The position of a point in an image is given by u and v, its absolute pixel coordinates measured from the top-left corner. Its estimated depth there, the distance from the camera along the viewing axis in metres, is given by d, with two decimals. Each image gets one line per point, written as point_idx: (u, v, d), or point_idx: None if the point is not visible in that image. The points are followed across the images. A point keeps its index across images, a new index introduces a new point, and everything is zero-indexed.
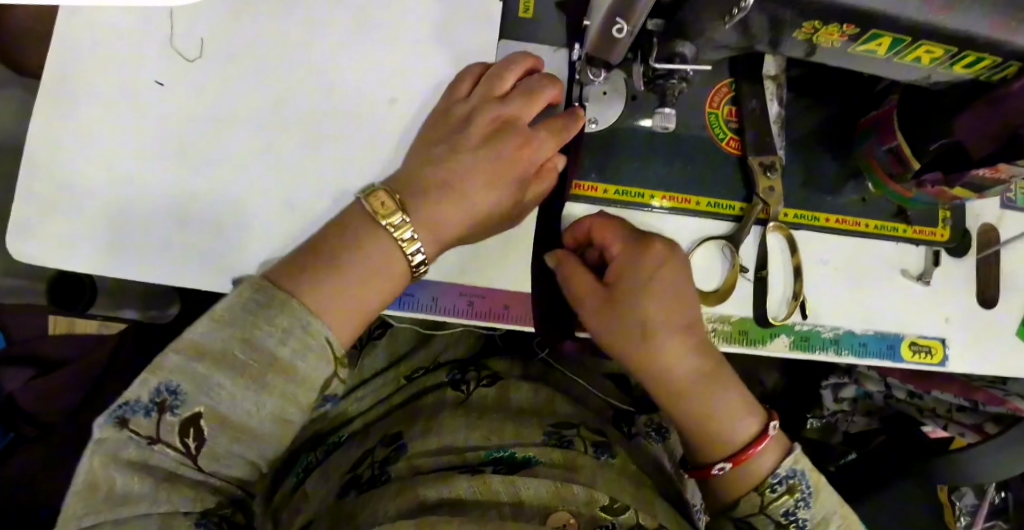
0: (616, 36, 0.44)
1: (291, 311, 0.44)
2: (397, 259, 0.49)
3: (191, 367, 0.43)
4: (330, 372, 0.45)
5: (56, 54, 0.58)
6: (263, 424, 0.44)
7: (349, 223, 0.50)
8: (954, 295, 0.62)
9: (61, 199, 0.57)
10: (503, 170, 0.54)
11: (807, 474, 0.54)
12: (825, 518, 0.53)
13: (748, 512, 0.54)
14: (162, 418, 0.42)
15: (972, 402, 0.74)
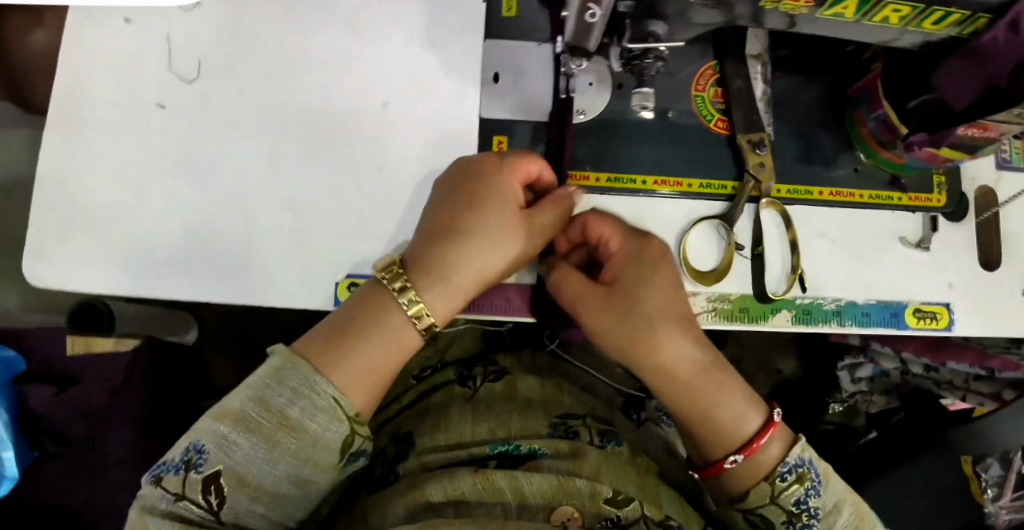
0: (589, 21, 0.45)
1: (303, 374, 0.47)
2: (406, 331, 0.51)
3: (218, 427, 0.46)
4: (347, 431, 0.48)
5: (62, 84, 0.61)
6: (281, 485, 0.47)
7: (366, 295, 0.52)
8: (956, 259, 0.62)
9: (73, 223, 0.60)
10: (498, 227, 0.53)
11: (814, 462, 0.53)
12: (837, 505, 0.53)
13: (758, 504, 0.52)
14: (189, 476, 0.45)
15: (987, 370, 0.71)
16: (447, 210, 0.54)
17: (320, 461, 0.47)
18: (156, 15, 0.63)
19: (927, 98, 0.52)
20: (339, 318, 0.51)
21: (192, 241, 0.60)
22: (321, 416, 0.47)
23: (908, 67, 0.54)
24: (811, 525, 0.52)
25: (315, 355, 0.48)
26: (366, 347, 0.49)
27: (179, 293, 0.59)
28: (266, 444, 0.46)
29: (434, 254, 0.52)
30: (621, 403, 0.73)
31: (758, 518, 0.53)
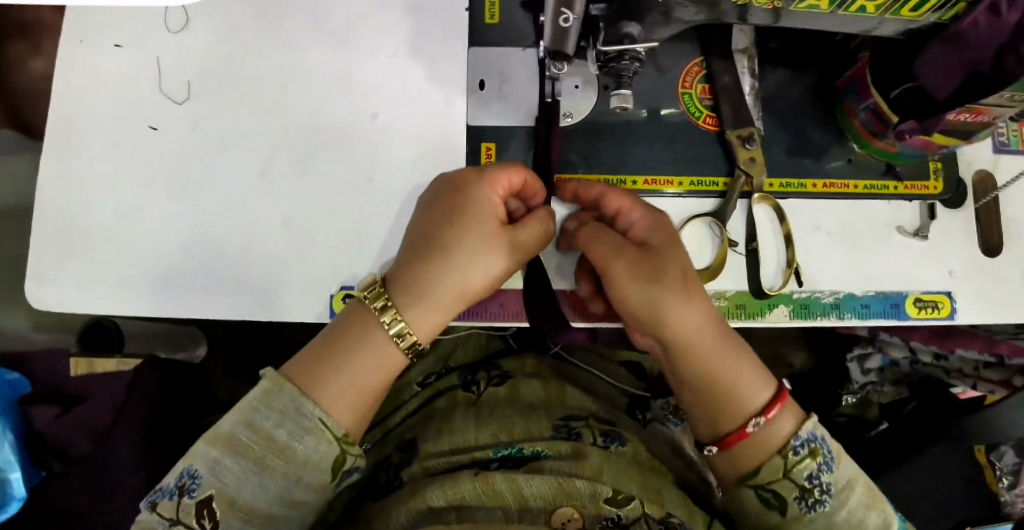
0: (564, 26, 0.46)
1: (290, 396, 0.48)
2: (390, 353, 0.52)
3: (209, 452, 0.47)
4: (335, 451, 0.49)
5: (56, 111, 0.62)
6: (272, 507, 0.48)
7: (353, 315, 0.53)
8: (956, 246, 0.61)
9: (72, 248, 0.61)
10: (481, 237, 0.53)
11: (826, 439, 0.51)
12: (849, 483, 0.50)
13: (769, 478, 0.50)
14: (182, 502, 0.47)
15: (997, 356, 0.70)
16: (427, 228, 0.54)
17: (311, 482, 0.48)
18: (144, 39, 0.64)
19: (908, 88, 0.52)
20: (326, 339, 0.52)
21: (188, 261, 0.61)
22: (309, 438, 0.48)
23: (893, 55, 0.54)
24: (824, 501, 0.50)
25: (303, 377, 0.50)
26: (352, 368, 0.50)
27: (177, 312, 0.60)
28: (256, 467, 0.47)
29: (414, 272, 0.53)
30: (625, 403, 0.73)
31: (769, 494, 0.51)
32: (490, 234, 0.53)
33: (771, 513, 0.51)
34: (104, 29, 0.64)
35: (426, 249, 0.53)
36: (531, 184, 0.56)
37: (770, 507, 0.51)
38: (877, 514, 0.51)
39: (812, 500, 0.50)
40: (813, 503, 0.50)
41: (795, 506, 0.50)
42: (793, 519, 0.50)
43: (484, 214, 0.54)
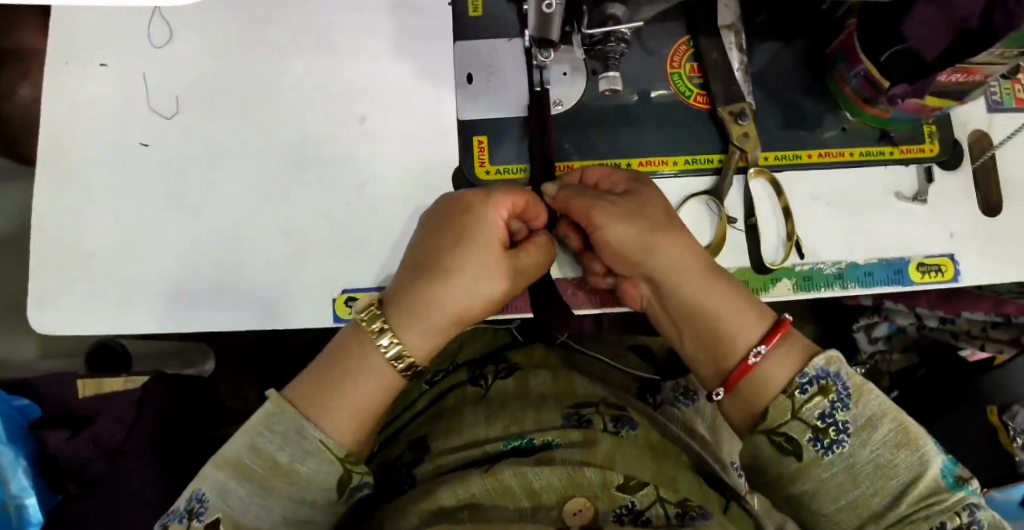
0: (547, 12, 0.45)
1: (290, 421, 0.47)
2: (389, 377, 0.51)
3: (217, 474, 0.47)
4: (339, 469, 0.48)
5: (48, 134, 0.62)
6: (279, 526, 0.48)
7: (349, 337, 0.52)
8: (955, 208, 0.61)
9: (72, 270, 0.60)
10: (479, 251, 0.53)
11: (842, 375, 0.48)
12: (873, 418, 0.47)
13: (778, 421, 0.49)
14: (192, 525, 0.46)
15: (1005, 316, 0.71)
16: (426, 247, 0.55)
17: (316, 500, 0.48)
18: (128, 56, 0.63)
19: (902, 49, 0.52)
20: (325, 364, 0.51)
21: (189, 275, 0.60)
22: (310, 460, 0.47)
23: (878, 17, 0.53)
24: (840, 441, 0.47)
25: (304, 399, 0.49)
26: (353, 390, 0.50)
27: (182, 326, 0.60)
28: (262, 489, 0.47)
29: (414, 292, 0.52)
30: (635, 387, 0.73)
31: (781, 439, 0.49)
32: (488, 254, 0.53)
33: (787, 459, 0.49)
34: (88, 49, 0.63)
35: (424, 269, 0.53)
36: (534, 206, 0.56)
37: (785, 453, 0.49)
38: (911, 451, 0.47)
39: (828, 442, 0.48)
40: (829, 445, 0.48)
41: (809, 450, 0.48)
42: (809, 464, 0.48)
43: (485, 234, 0.54)
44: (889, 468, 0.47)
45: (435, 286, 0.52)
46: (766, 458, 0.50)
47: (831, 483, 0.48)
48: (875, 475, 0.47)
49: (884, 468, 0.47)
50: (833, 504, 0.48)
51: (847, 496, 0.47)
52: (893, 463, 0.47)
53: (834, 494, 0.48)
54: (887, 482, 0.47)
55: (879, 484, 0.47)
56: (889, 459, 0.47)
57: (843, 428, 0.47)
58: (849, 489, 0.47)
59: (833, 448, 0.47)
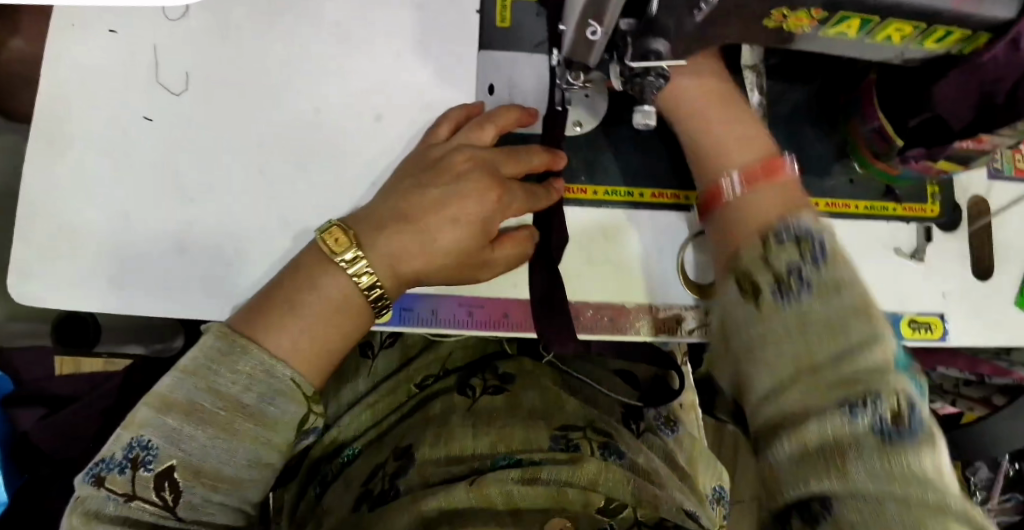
0: (591, 39, 0.44)
1: (256, 360, 0.48)
2: (352, 296, 0.52)
3: (162, 419, 0.46)
4: (302, 411, 0.49)
5: (48, 99, 0.59)
6: (238, 470, 0.47)
7: (307, 259, 0.53)
8: (949, 270, 0.63)
9: (62, 243, 0.58)
10: (461, 199, 0.55)
11: (821, 236, 0.46)
12: (837, 284, 0.45)
13: (749, 265, 0.47)
14: (137, 474, 0.45)
15: (978, 375, 0.76)
16: (413, 191, 0.55)
17: (277, 443, 0.48)
18: (141, 26, 0.61)
19: (928, 117, 0.51)
20: (280, 287, 0.52)
21: (183, 260, 0.59)
22: (280, 399, 0.48)
23: (897, 78, 0.52)
24: (800, 292, 0.45)
25: (252, 329, 0.50)
26: (309, 318, 0.51)
27: (174, 310, 0.58)
28: (221, 433, 0.46)
29: (388, 240, 0.53)
30: (620, 413, 0.73)
31: (747, 286, 0.47)
32: (473, 229, 0.55)
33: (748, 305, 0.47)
34: (99, 14, 0.61)
35: (402, 216, 0.54)
36: (556, 164, 0.59)
37: (748, 300, 0.47)
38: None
39: (821, 253, 0.46)
40: (891, 436, 0.40)
41: (769, 299, 0.45)
42: (846, 269, 0.45)
43: (461, 202, 0.54)
44: (908, 488, 0.39)
45: (408, 237, 0.53)
46: (730, 302, 0.48)
47: (787, 374, 0.44)
48: (885, 488, 0.39)
49: (913, 487, 0.39)
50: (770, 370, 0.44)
51: (835, 292, 0.45)
52: (926, 496, 0.39)
53: (799, 411, 0.43)
54: (849, 334, 0.43)
55: (845, 335, 0.43)
56: (907, 500, 0.39)
57: (825, 256, 0.45)
58: (794, 336, 0.44)
59: (861, 422, 0.41)
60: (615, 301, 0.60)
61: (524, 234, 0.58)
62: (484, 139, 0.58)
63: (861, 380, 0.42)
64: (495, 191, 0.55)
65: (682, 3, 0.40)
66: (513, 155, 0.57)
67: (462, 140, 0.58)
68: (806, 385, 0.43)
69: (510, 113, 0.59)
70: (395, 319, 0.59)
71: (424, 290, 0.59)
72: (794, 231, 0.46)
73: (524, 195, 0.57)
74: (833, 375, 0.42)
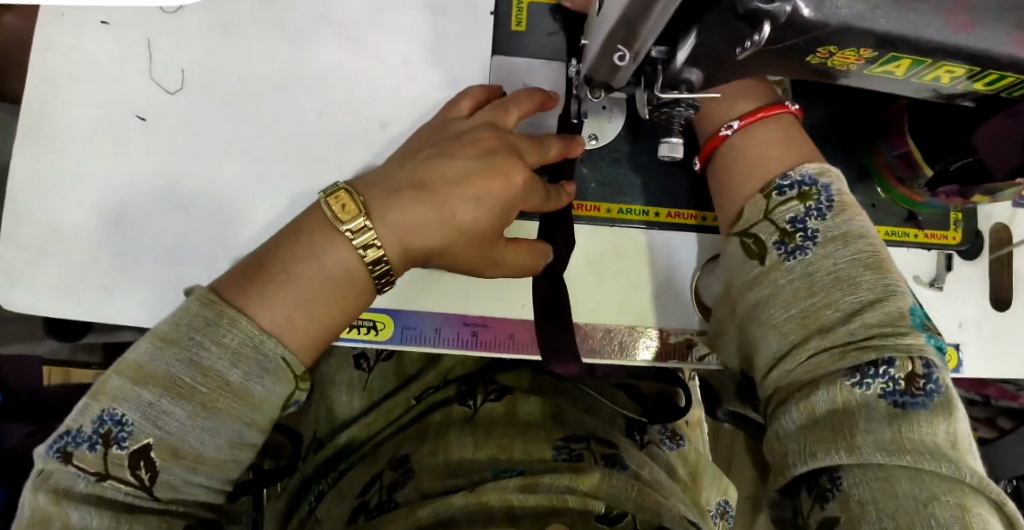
0: (617, 63, 0.41)
1: (242, 332, 0.42)
2: (357, 270, 0.46)
3: (137, 391, 0.40)
4: (288, 391, 0.44)
5: (33, 94, 0.56)
6: (219, 452, 0.42)
7: (308, 223, 0.47)
8: (967, 299, 0.61)
9: (49, 247, 0.55)
10: (479, 177, 0.50)
11: (830, 188, 0.48)
12: (845, 234, 0.46)
13: (752, 221, 0.49)
14: (109, 452, 0.40)
15: (984, 397, 0.80)
16: (436, 160, 0.51)
17: (262, 423, 0.43)
18: (136, 18, 0.58)
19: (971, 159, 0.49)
20: (276, 251, 0.46)
21: (174, 266, 0.56)
22: (269, 378, 0.42)
23: (937, 117, 0.51)
24: (804, 249, 0.46)
25: (240, 297, 0.44)
26: (308, 289, 0.45)
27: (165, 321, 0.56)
28: (203, 412, 0.41)
29: (403, 210, 0.48)
30: (623, 425, 0.72)
31: (751, 241, 0.49)
32: (491, 211, 0.50)
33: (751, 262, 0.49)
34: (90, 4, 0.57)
35: (422, 186, 0.49)
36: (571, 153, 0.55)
37: (752, 256, 0.48)
38: (995, 517, 0.39)
39: (826, 206, 0.47)
40: (899, 403, 0.40)
41: (773, 253, 0.47)
42: (854, 226, 0.46)
43: (485, 176, 0.50)
44: (919, 453, 0.39)
45: (427, 211, 0.48)
46: (734, 261, 0.50)
47: (796, 337, 0.44)
48: (897, 458, 0.39)
49: (925, 457, 0.39)
50: (778, 329, 0.45)
51: (845, 250, 0.45)
52: (939, 465, 0.38)
53: (809, 379, 0.43)
54: (858, 293, 0.43)
55: (855, 294, 0.43)
56: (916, 468, 0.39)
57: (829, 208, 0.47)
58: (802, 297, 0.45)
59: (870, 387, 0.41)
60: (623, 323, 0.59)
61: (537, 244, 0.54)
62: (507, 122, 0.54)
63: (872, 346, 0.41)
64: (522, 172, 0.51)
65: (723, 41, 0.38)
66: (535, 142, 0.53)
67: (488, 117, 0.54)
68: (815, 349, 0.43)
69: (533, 97, 0.55)
70: (398, 337, 0.57)
71: (427, 308, 0.57)
72: (798, 181, 0.49)
73: (542, 188, 0.53)
74: (841, 336, 0.42)
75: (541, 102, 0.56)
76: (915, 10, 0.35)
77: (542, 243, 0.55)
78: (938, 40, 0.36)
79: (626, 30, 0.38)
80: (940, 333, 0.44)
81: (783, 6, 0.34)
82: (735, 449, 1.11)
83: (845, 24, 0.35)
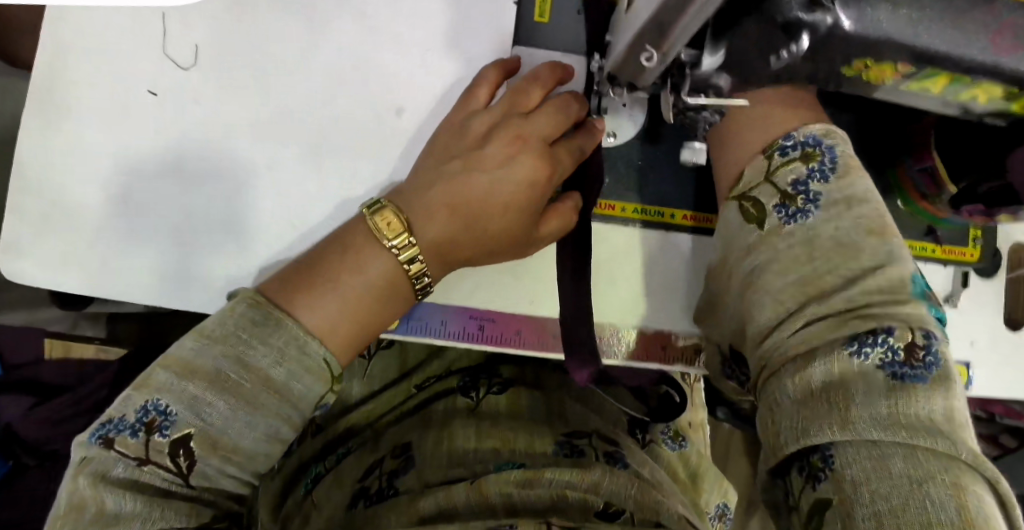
0: (644, 64, 0.40)
1: (289, 334, 0.44)
2: (401, 282, 0.49)
3: (182, 384, 0.42)
4: (323, 390, 0.45)
5: (42, 66, 0.55)
6: (256, 444, 0.43)
7: (350, 235, 0.49)
8: (982, 318, 0.60)
9: (55, 221, 0.55)
10: (508, 176, 0.51)
11: (835, 149, 0.47)
12: (850, 198, 0.45)
13: (752, 184, 0.49)
14: (151, 439, 0.41)
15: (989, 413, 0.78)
16: (461, 174, 0.51)
17: (297, 422, 0.45)
18: None
19: (1000, 184, 0.48)
20: (323, 260, 0.48)
21: (184, 245, 0.55)
22: (307, 377, 0.44)
23: (971, 134, 0.50)
24: (806, 211, 0.46)
25: (284, 296, 0.46)
26: (348, 299, 0.47)
27: (169, 300, 0.55)
28: (246, 405, 0.43)
29: (440, 224, 0.50)
30: (626, 423, 0.72)
31: (750, 205, 0.48)
32: (522, 184, 0.51)
33: (750, 226, 0.48)
34: None
35: (451, 202, 0.51)
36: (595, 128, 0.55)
37: (751, 220, 0.48)
38: (990, 495, 0.37)
39: (829, 166, 0.46)
40: (898, 374, 0.39)
41: (773, 217, 0.47)
42: (859, 190, 0.45)
43: (514, 179, 0.51)
44: (914, 430, 0.37)
45: (461, 226, 0.51)
46: (731, 227, 0.49)
47: (793, 304, 0.44)
48: (892, 433, 0.38)
49: (919, 433, 0.37)
50: (778, 298, 0.44)
51: (847, 216, 0.45)
52: (935, 441, 0.37)
53: (803, 351, 0.42)
54: (858, 262, 0.43)
55: (856, 262, 0.43)
56: (911, 446, 0.37)
57: (832, 168, 0.46)
58: (803, 263, 0.44)
59: (868, 357, 0.40)
60: (632, 324, 0.58)
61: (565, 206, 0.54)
62: (528, 104, 0.53)
63: (872, 314, 0.41)
64: (542, 164, 0.52)
65: (756, 52, 0.37)
66: (559, 115, 0.53)
67: (505, 105, 0.53)
68: (811, 317, 0.43)
69: (553, 73, 0.54)
70: (404, 328, 0.56)
71: (436, 299, 0.57)
72: (802, 142, 0.48)
73: (567, 152, 0.53)
74: (841, 302, 0.42)
75: (559, 76, 0.55)
76: (959, 28, 0.34)
77: (569, 200, 0.55)
78: (980, 60, 0.35)
79: (657, 30, 0.37)
80: (939, 305, 0.43)
81: (825, 16, 0.34)
82: (733, 448, 1.11)
83: (885, 38, 0.34)
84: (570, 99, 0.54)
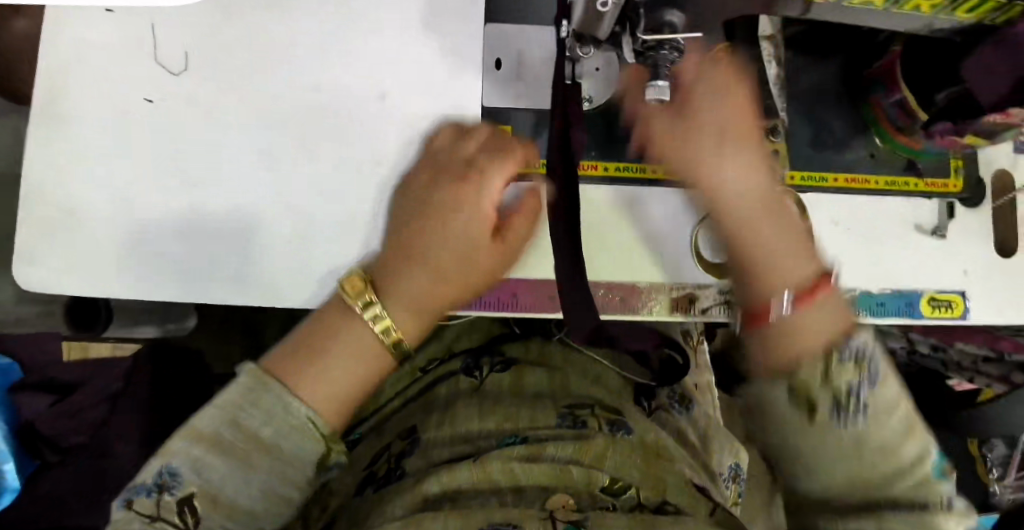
0: (600, 9, 0.42)
1: (277, 398, 0.51)
2: (368, 343, 0.55)
3: (191, 452, 0.49)
4: (319, 449, 0.52)
5: (43, 82, 0.58)
6: (252, 497, 0.50)
7: (332, 307, 0.56)
8: (973, 246, 0.61)
9: (63, 228, 0.57)
10: (442, 224, 0.56)
11: (875, 356, 0.49)
12: (890, 405, 0.49)
13: (796, 374, 0.49)
14: (163, 499, 0.48)
15: (997, 351, 0.76)
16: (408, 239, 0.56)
17: (295, 477, 0.51)
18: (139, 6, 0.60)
19: (957, 92, 0.50)
20: (314, 331, 0.55)
21: (188, 242, 0.58)
22: (297, 437, 0.51)
23: (930, 51, 0.52)
24: (855, 405, 0.48)
25: (281, 370, 0.53)
26: (338, 361, 0.54)
27: (176, 296, 0.58)
28: (245, 465, 0.50)
29: (404, 284, 0.56)
30: (631, 391, 0.72)
31: (802, 397, 0.49)
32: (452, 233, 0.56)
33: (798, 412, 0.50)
34: None
35: (409, 252, 0.56)
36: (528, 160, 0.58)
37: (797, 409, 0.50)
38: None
39: (874, 376, 0.48)
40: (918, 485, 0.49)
41: (823, 417, 0.49)
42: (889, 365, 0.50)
43: (465, 233, 0.56)
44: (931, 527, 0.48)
45: (415, 279, 0.56)
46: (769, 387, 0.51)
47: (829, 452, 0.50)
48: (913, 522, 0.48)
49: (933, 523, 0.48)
50: (821, 464, 0.50)
51: (886, 391, 0.49)
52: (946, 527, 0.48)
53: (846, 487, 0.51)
54: (890, 417, 0.49)
55: (887, 407, 0.49)
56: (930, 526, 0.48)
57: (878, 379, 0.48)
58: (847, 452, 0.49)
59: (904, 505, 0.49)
60: (625, 280, 0.60)
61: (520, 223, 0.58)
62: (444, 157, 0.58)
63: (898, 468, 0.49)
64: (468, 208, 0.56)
65: None
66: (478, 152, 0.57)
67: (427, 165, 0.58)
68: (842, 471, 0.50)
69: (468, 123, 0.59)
70: None
71: None
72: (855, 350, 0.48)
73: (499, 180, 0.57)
74: (876, 433, 0.49)
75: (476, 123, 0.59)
76: None
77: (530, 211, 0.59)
78: None
79: None
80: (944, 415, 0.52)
81: None
82: None
83: None
84: (489, 136, 0.58)
